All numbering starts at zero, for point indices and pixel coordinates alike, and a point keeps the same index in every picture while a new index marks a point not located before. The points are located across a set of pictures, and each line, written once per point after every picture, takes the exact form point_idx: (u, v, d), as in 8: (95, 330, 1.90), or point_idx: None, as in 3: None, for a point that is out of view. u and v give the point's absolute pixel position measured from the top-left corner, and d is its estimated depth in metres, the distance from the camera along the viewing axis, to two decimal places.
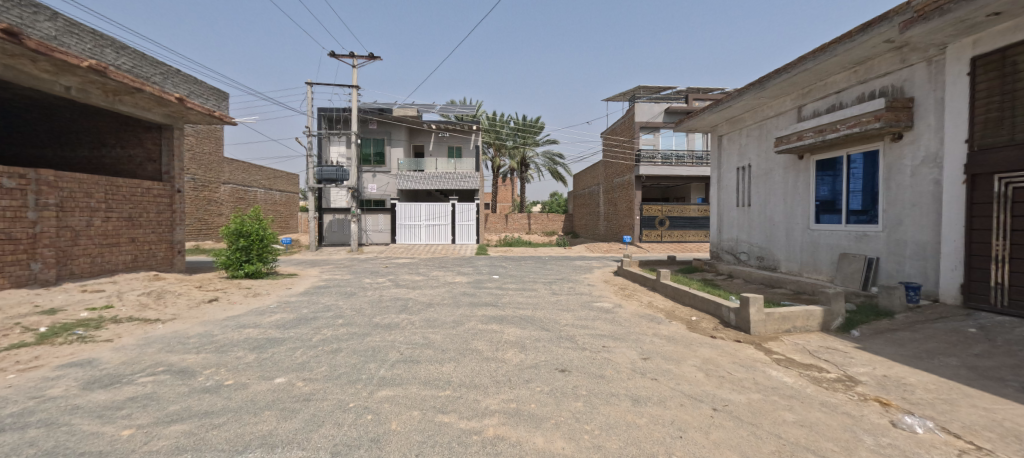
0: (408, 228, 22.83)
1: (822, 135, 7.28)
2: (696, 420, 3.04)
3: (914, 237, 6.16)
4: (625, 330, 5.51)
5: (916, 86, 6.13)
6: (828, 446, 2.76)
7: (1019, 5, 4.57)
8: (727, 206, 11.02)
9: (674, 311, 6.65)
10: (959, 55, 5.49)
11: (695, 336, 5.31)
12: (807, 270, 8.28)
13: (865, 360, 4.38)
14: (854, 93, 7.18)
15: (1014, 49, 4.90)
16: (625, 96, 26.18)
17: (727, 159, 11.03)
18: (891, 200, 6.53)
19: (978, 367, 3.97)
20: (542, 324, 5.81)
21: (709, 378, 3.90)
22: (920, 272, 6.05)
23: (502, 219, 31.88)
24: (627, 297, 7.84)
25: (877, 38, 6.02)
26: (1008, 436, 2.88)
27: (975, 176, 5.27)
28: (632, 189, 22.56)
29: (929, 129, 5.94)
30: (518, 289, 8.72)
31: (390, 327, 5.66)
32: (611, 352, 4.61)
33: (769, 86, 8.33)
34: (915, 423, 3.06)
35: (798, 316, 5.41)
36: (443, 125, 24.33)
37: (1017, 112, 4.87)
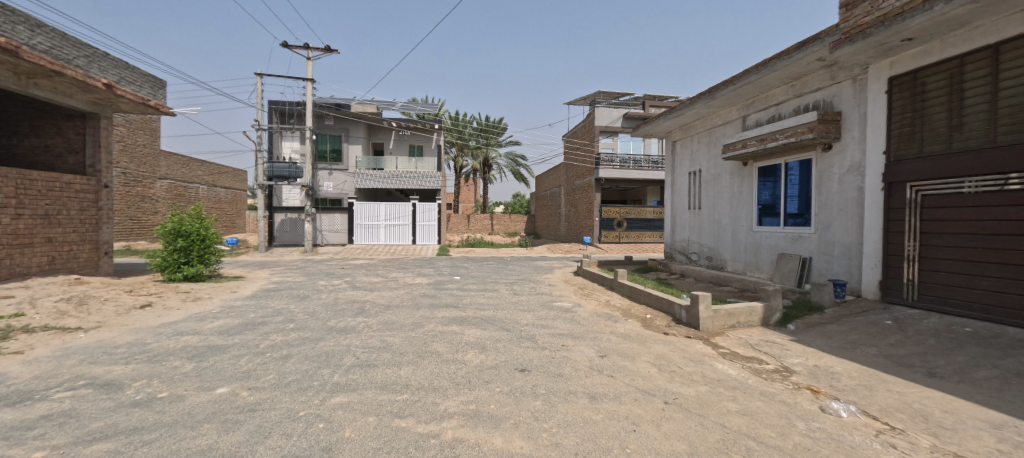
0: (367, 228, 22.14)
1: (763, 143, 7.83)
2: (649, 414, 3.17)
3: (841, 239, 6.77)
4: (584, 329, 5.64)
5: (844, 101, 6.74)
6: (767, 432, 2.97)
7: (927, 32, 5.16)
8: (680, 209, 11.56)
9: (630, 309, 6.89)
10: (878, 75, 6.11)
11: (649, 333, 5.53)
12: (750, 269, 8.86)
13: (799, 351, 4.76)
14: (791, 105, 7.78)
15: (923, 71, 5.53)
16: (586, 100, 26.78)
17: (680, 164, 11.59)
18: (822, 205, 7.13)
19: (893, 356, 4.42)
20: (503, 324, 5.82)
21: (661, 373, 4.08)
22: (846, 270, 6.65)
23: (465, 219, 31.67)
24: (586, 297, 8.03)
25: (810, 56, 6.57)
26: (916, 416, 3.24)
27: (891, 184, 5.88)
28: (592, 191, 23.14)
29: (853, 141, 6.56)
30: (480, 290, 8.68)
31: (345, 331, 5.43)
32: (570, 350, 4.70)
33: (717, 96, 8.86)
34: (841, 408, 3.36)
35: (741, 313, 5.77)
36: (404, 123, 23.77)
37: (925, 128, 5.48)
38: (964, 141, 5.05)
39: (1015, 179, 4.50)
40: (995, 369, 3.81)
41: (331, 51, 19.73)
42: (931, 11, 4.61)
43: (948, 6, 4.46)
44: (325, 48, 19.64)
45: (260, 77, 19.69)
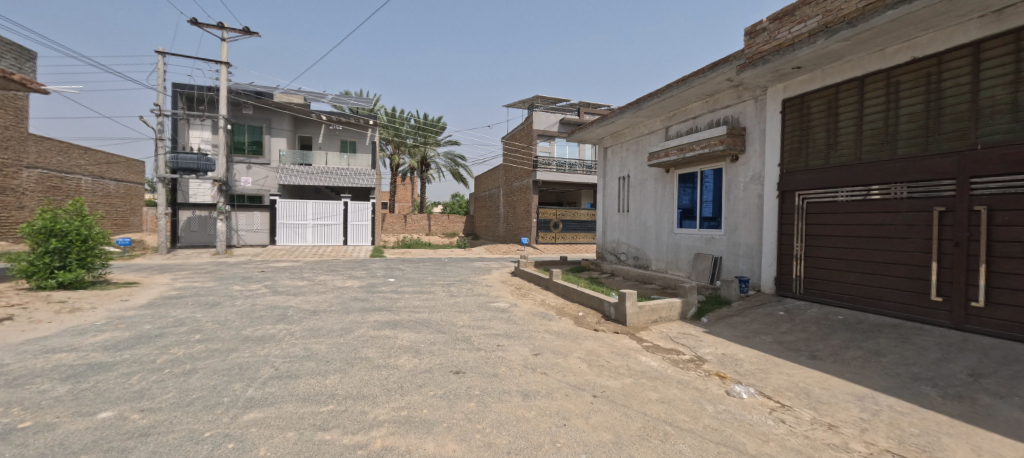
0: (292, 228, 20.56)
1: (683, 153, 8.56)
2: (579, 408, 3.30)
3: (745, 240, 7.58)
4: (519, 328, 5.74)
5: (748, 118, 7.59)
6: (682, 417, 3.25)
7: (811, 64, 6.02)
8: (611, 212, 12.21)
9: (564, 308, 7.15)
10: (775, 97, 6.98)
11: (581, 330, 5.78)
12: (671, 268, 9.60)
13: (710, 342, 5.27)
14: (705, 119, 8.58)
15: (808, 96, 6.43)
16: (524, 104, 27.28)
17: (611, 169, 12.25)
18: (730, 210, 7.94)
19: (784, 342, 5.07)
20: (438, 327, 5.72)
21: (591, 367, 4.28)
22: (749, 268, 7.46)
23: (401, 219, 30.64)
24: (522, 297, 8.18)
25: (721, 76, 7.31)
26: (801, 393, 3.75)
27: (784, 192, 6.75)
28: (530, 193, 23.62)
29: (756, 154, 7.41)
30: (415, 292, 8.43)
31: (263, 340, 4.97)
32: (505, 350, 4.75)
33: (644, 108, 9.51)
34: (743, 390, 3.78)
35: (663, 308, 6.25)
36: (335, 117, 22.33)
37: (809, 145, 6.38)
38: (839, 157, 5.96)
39: (876, 189, 5.43)
40: (859, 349, 4.54)
41: (251, 34, 18.05)
42: (816, 44, 5.39)
43: (828, 40, 5.25)
44: (243, 29, 17.91)
45: (162, 56, 17.40)
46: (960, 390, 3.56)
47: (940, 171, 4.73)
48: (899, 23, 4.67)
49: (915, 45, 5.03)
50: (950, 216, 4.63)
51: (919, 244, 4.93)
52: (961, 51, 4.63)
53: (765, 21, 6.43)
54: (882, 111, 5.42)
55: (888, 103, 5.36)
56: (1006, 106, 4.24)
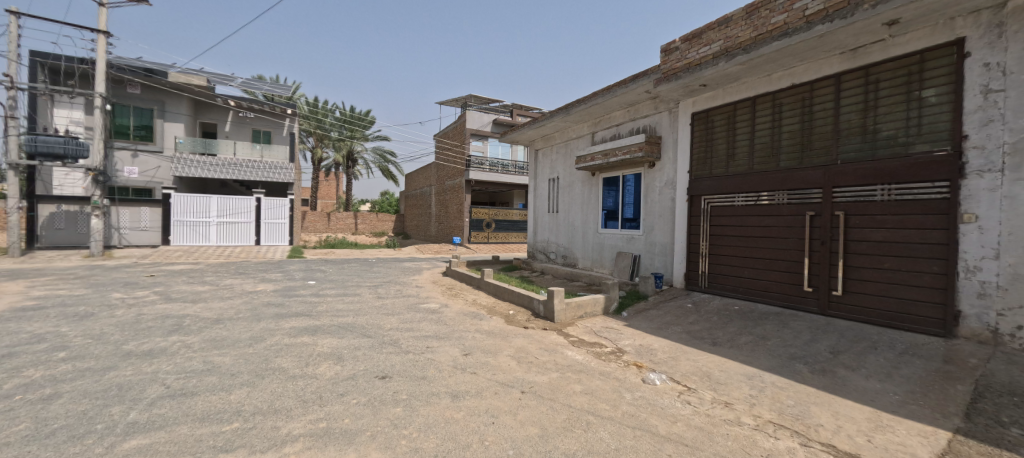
0: (191, 227, 18.16)
1: (607, 158, 9.09)
2: (507, 405, 3.36)
3: (660, 239, 8.21)
4: (449, 329, 5.67)
5: (663, 128, 8.27)
6: (603, 406, 3.46)
7: (714, 83, 6.76)
8: (541, 212, 12.56)
9: (495, 307, 7.21)
10: (685, 110, 7.70)
11: (511, 328, 5.87)
12: (596, 266, 10.12)
13: (629, 334, 5.67)
14: (627, 127, 9.18)
15: (712, 111, 7.20)
16: (457, 102, 27.00)
17: (542, 171, 12.60)
18: (648, 212, 8.55)
19: (691, 331, 5.63)
20: (363, 331, 5.44)
21: (520, 364, 4.38)
22: (663, 265, 8.10)
23: (324, 218, 28.59)
24: (453, 297, 8.10)
25: (640, 88, 7.90)
26: (704, 377, 4.19)
27: (693, 197, 7.48)
28: (462, 192, 23.41)
29: (669, 161, 8.08)
30: (339, 295, 7.92)
31: (151, 355, 4.31)
32: (434, 351, 4.66)
33: (572, 113, 9.92)
34: (656, 377, 4.13)
35: (588, 304, 6.59)
36: (246, 103, 20.14)
37: (713, 155, 7.15)
38: (736, 167, 6.76)
39: (765, 196, 6.27)
40: (750, 335, 5.21)
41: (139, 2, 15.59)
42: (719, 65, 6.08)
43: (728, 63, 5.96)
44: None
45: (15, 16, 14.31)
46: (824, 365, 4.25)
47: (811, 182, 5.62)
48: (783, 53, 5.47)
49: (793, 73, 5.92)
50: (819, 219, 5.52)
51: (796, 243, 5.79)
52: (827, 81, 5.55)
53: (677, 41, 7.07)
54: (769, 127, 6.28)
55: (773, 122, 6.22)
56: (858, 130, 5.18)
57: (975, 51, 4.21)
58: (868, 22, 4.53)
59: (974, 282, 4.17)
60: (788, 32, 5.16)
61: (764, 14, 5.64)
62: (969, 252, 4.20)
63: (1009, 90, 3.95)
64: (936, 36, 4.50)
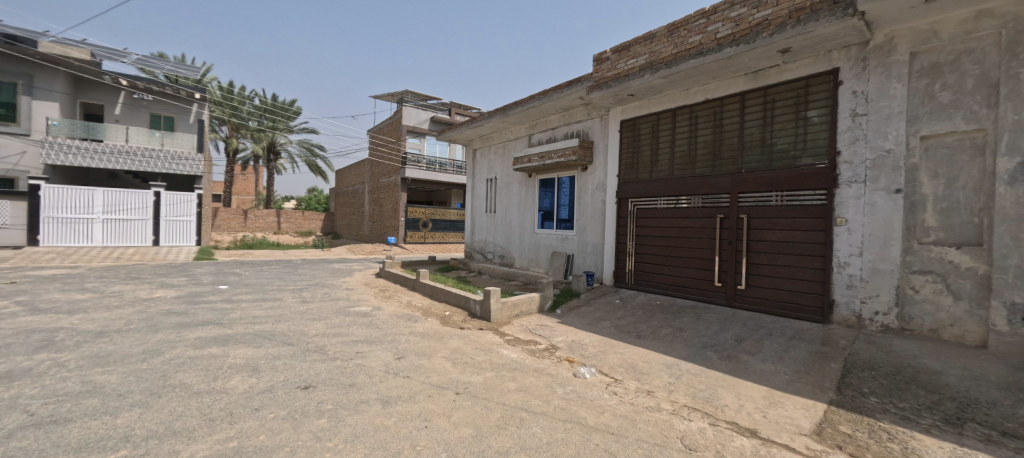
0: (68, 224, 15.46)
1: (543, 160, 9.31)
2: (441, 407, 3.31)
3: (591, 239, 8.60)
4: (382, 332, 5.45)
5: (595, 133, 8.68)
6: (536, 402, 3.55)
7: (640, 93, 7.24)
8: (479, 212, 12.56)
9: (431, 308, 7.06)
10: (614, 117, 8.14)
11: (446, 329, 5.79)
12: (532, 265, 10.33)
13: (562, 330, 5.88)
14: (561, 131, 9.48)
15: (639, 119, 7.69)
16: (393, 97, 26.03)
17: (480, 171, 12.61)
18: (581, 213, 8.91)
19: (619, 326, 5.99)
20: (285, 338, 5.03)
21: (455, 365, 4.34)
22: (594, 264, 8.49)
23: (241, 215, 25.94)
24: (387, 299, 7.79)
25: (574, 95, 8.22)
26: (629, 368, 4.49)
27: (621, 200, 7.95)
28: (397, 190, 22.61)
29: (600, 165, 8.49)
30: (256, 301, 7.23)
31: (8, 378, 3.59)
32: (365, 357, 4.45)
33: (510, 114, 10.04)
34: (587, 371, 4.33)
35: (524, 303, 6.72)
36: (141, 83, 17.58)
37: (639, 160, 7.65)
38: (659, 173, 7.30)
39: (683, 199, 6.84)
40: (669, 327, 5.67)
41: None
42: (644, 77, 6.51)
43: (652, 76, 6.40)
44: None
45: None
46: (730, 351, 4.76)
47: (721, 188, 6.26)
48: (698, 71, 6.02)
49: (707, 89, 6.54)
50: (727, 221, 6.17)
51: (708, 242, 6.42)
52: (733, 99, 6.22)
53: (608, 52, 7.44)
54: (686, 137, 6.87)
55: (690, 132, 6.82)
56: (759, 143, 5.87)
57: (846, 80, 5.01)
58: (767, 48, 5.16)
59: (844, 275, 4.98)
60: (703, 52, 5.71)
61: (683, 34, 6.17)
62: (841, 251, 4.99)
63: (871, 115, 4.79)
64: (818, 65, 5.28)
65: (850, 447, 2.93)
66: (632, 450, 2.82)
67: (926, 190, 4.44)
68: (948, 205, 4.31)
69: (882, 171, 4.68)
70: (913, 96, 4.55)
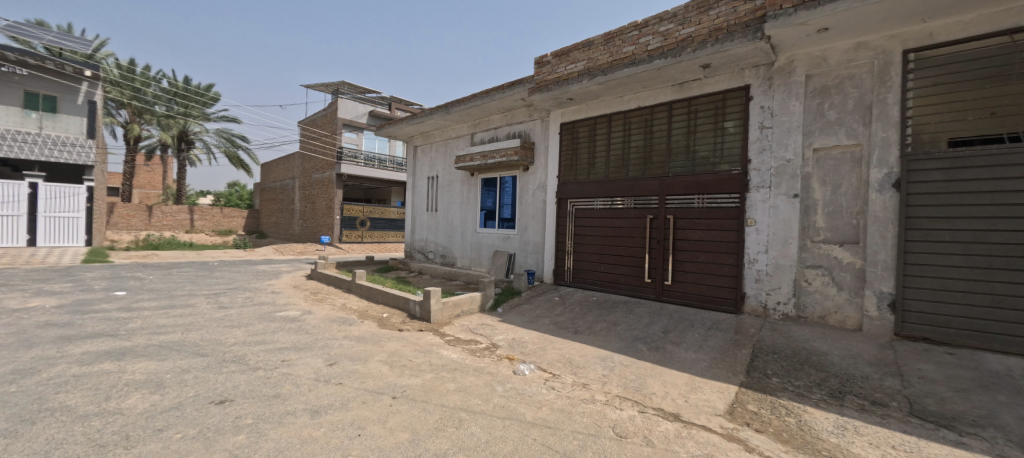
0: None
1: (485, 159, 9.30)
2: (376, 414, 3.19)
3: (532, 238, 8.75)
4: (311, 338, 5.12)
5: (536, 134, 8.86)
6: (476, 401, 3.55)
7: (578, 98, 7.51)
8: (419, 211, 12.26)
9: (368, 311, 6.77)
10: (555, 120, 8.36)
11: (384, 332, 5.59)
12: (474, 264, 10.29)
13: (503, 329, 5.94)
14: (503, 131, 9.55)
15: (577, 123, 7.98)
16: (328, 88, 24.52)
17: (421, 169, 12.32)
18: (522, 212, 9.03)
19: (558, 322, 6.17)
20: (196, 349, 4.54)
21: (392, 369, 4.20)
22: (535, 263, 8.66)
23: (144, 211, 22.88)
24: (318, 302, 7.33)
25: (516, 95, 8.32)
26: (566, 362, 4.66)
27: (561, 200, 8.20)
28: (332, 187, 21.34)
29: (541, 166, 8.68)
30: (162, 308, 6.44)
31: None
32: (291, 365, 4.15)
33: (452, 112, 9.90)
34: (526, 368, 4.42)
35: (465, 302, 6.68)
36: (13, 54, 14.67)
37: (577, 163, 7.95)
38: (595, 175, 7.64)
39: (617, 201, 7.21)
40: (604, 322, 5.96)
41: None
42: (582, 83, 6.76)
43: (590, 82, 6.66)
44: None
45: None
46: (657, 343, 5.12)
47: (651, 191, 6.70)
48: (631, 80, 6.38)
49: (639, 97, 6.95)
50: (656, 222, 6.61)
51: (639, 241, 6.84)
52: (662, 107, 6.68)
53: (549, 55, 7.62)
54: (621, 141, 7.25)
55: (624, 137, 7.22)
56: (683, 150, 6.36)
57: (756, 96, 5.60)
58: (690, 63, 5.61)
59: (753, 270, 5.56)
60: (635, 62, 6.07)
61: (618, 43, 6.51)
62: (751, 248, 5.57)
63: (775, 128, 5.41)
64: (733, 80, 5.84)
65: (755, 424, 3.29)
66: (568, 441, 2.93)
67: (817, 195, 5.12)
68: (834, 208, 5.00)
69: (784, 178, 5.30)
70: (807, 113, 5.21)
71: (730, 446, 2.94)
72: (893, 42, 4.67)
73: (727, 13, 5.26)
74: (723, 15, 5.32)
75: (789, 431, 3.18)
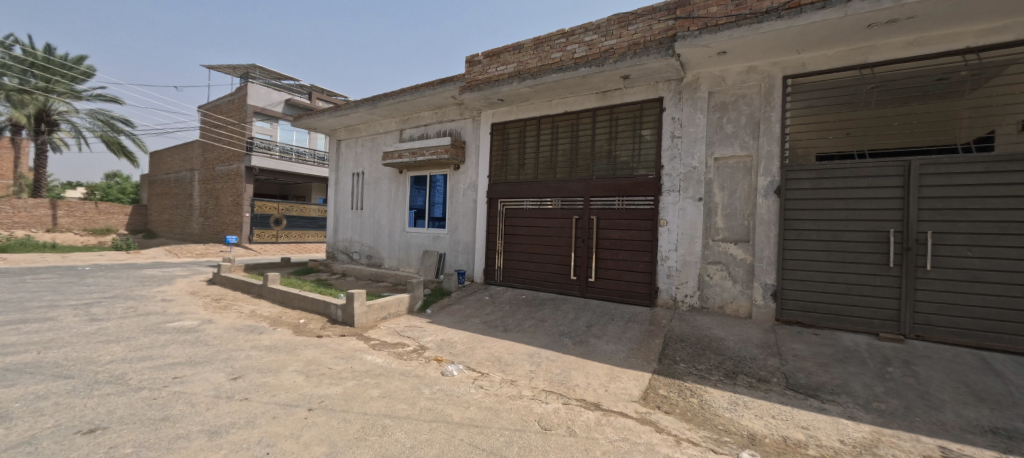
0: None
1: (414, 156, 9.03)
2: (288, 429, 2.96)
3: (463, 237, 8.70)
4: (212, 350, 4.58)
5: (467, 133, 8.82)
6: (401, 406, 3.45)
7: (509, 100, 7.62)
8: (343, 209, 11.56)
9: (281, 317, 6.23)
10: (486, 120, 8.38)
11: (300, 339, 5.19)
12: (402, 265, 9.95)
13: (431, 330, 5.84)
14: (434, 128, 9.37)
15: (508, 124, 8.10)
16: (236, 71, 22.06)
17: (344, 164, 11.63)
18: (453, 212, 8.94)
19: (488, 321, 6.22)
20: (57, 370, 3.82)
21: (308, 379, 3.92)
22: (466, 262, 8.62)
23: None
24: (221, 310, 6.58)
25: (447, 93, 8.22)
26: (494, 360, 4.72)
27: (491, 200, 8.26)
28: (240, 181, 19.24)
29: (471, 165, 8.65)
30: (9, 324, 5.30)
31: None
32: (185, 382, 3.67)
33: (378, 106, 9.47)
34: (454, 368, 4.39)
35: (392, 305, 6.43)
36: None
37: (508, 163, 8.07)
38: (525, 175, 7.82)
39: (546, 201, 7.45)
40: (533, 319, 6.13)
41: None
42: (513, 85, 6.88)
43: (520, 84, 6.81)
44: None
45: None
46: (581, 337, 5.40)
47: (576, 193, 7.03)
48: (559, 85, 6.63)
49: (567, 103, 7.25)
50: (581, 222, 6.96)
51: (565, 240, 7.14)
52: (587, 113, 7.04)
53: (480, 55, 7.62)
54: (549, 144, 7.50)
55: (551, 140, 7.49)
56: (606, 154, 6.77)
57: (668, 107, 6.15)
58: (612, 73, 5.99)
59: (665, 266, 6.09)
60: (563, 68, 6.33)
61: (546, 49, 6.72)
62: (664, 246, 6.10)
63: (683, 137, 5.98)
64: (649, 92, 6.35)
65: (664, 406, 3.62)
66: (494, 439, 2.97)
67: (717, 199, 5.76)
68: (730, 211, 5.67)
69: (691, 183, 5.88)
70: (709, 126, 5.83)
71: (643, 429, 3.20)
72: (776, 68, 5.42)
73: (644, 30, 5.71)
74: (640, 31, 5.76)
75: (692, 411, 3.55)
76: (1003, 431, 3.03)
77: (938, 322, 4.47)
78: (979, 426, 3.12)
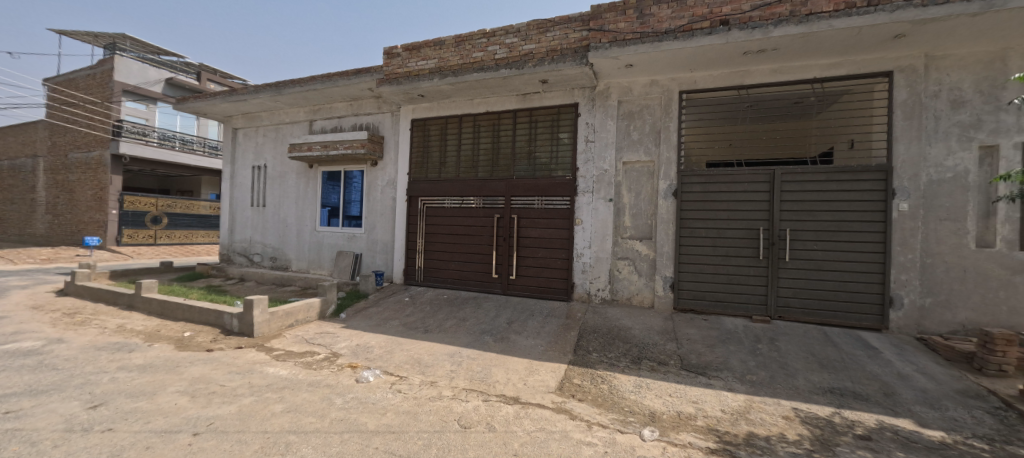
0: None
1: (326, 150, 8.40)
2: None
3: (381, 237, 8.33)
4: (62, 376, 3.81)
5: (385, 128, 8.46)
6: (309, 419, 3.22)
7: (429, 95, 7.45)
8: (240, 206, 10.35)
9: (160, 331, 5.40)
10: (406, 115, 8.10)
11: (185, 355, 4.56)
12: (313, 267, 9.20)
13: (346, 335, 5.52)
14: (349, 121, 8.81)
15: (429, 121, 7.92)
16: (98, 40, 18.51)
17: (242, 156, 10.41)
18: (370, 210, 8.51)
19: (407, 323, 6.05)
20: None
21: (195, 399, 3.46)
22: (384, 263, 8.27)
23: None
24: (76, 327, 5.49)
25: (363, 85, 7.79)
26: (413, 363, 4.62)
27: (411, 198, 8.01)
28: (105, 172, 16.21)
29: (390, 162, 8.33)
30: None
31: None
32: (23, 417, 3.01)
33: (284, 93, 8.62)
34: (370, 374, 4.20)
35: (299, 311, 5.94)
36: None
37: (429, 160, 7.90)
38: (446, 173, 7.74)
39: (468, 200, 7.44)
40: (454, 319, 6.10)
41: None
42: (434, 81, 6.77)
43: (440, 81, 6.72)
44: None
45: None
46: (502, 334, 5.51)
47: (497, 192, 7.13)
48: (480, 84, 6.67)
49: (488, 103, 7.30)
50: (502, 221, 7.08)
51: (487, 239, 7.20)
52: (507, 114, 7.18)
53: (398, 47, 7.29)
54: (471, 142, 7.50)
55: (473, 139, 7.50)
56: (525, 155, 6.97)
57: (583, 113, 6.53)
58: (531, 76, 6.19)
59: (580, 262, 6.47)
60: (484, 68, 6.40)
61: (467, 47, 6.67)
62: (579, 244, 6.47)
63: (596, 142, 6.40)
64: (565, 98, 6.68)
65: (578, 395, 3.86)
66: (411, 443, 2.92)
67: (625, 200, 6.27)
68: (636, 211, 6.23)
69: (602, 184, 6.32)
70: (619, 132, 6.32)
71: (558, 417, 3.39)
72: (673, 83, 6.03)
73: (560, 38, 5.97)
74: (557, 38, 6.02)
75: (602, 396, 3.84)
76: (837, 390, 3.76)
77: (795, 304, 5.38)
78: (821, 387, 3.84)
